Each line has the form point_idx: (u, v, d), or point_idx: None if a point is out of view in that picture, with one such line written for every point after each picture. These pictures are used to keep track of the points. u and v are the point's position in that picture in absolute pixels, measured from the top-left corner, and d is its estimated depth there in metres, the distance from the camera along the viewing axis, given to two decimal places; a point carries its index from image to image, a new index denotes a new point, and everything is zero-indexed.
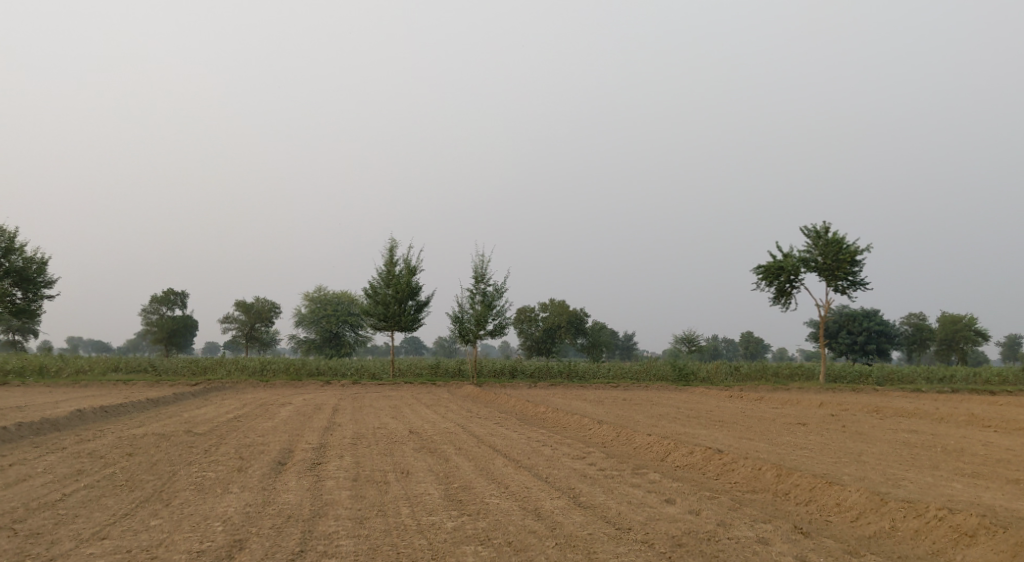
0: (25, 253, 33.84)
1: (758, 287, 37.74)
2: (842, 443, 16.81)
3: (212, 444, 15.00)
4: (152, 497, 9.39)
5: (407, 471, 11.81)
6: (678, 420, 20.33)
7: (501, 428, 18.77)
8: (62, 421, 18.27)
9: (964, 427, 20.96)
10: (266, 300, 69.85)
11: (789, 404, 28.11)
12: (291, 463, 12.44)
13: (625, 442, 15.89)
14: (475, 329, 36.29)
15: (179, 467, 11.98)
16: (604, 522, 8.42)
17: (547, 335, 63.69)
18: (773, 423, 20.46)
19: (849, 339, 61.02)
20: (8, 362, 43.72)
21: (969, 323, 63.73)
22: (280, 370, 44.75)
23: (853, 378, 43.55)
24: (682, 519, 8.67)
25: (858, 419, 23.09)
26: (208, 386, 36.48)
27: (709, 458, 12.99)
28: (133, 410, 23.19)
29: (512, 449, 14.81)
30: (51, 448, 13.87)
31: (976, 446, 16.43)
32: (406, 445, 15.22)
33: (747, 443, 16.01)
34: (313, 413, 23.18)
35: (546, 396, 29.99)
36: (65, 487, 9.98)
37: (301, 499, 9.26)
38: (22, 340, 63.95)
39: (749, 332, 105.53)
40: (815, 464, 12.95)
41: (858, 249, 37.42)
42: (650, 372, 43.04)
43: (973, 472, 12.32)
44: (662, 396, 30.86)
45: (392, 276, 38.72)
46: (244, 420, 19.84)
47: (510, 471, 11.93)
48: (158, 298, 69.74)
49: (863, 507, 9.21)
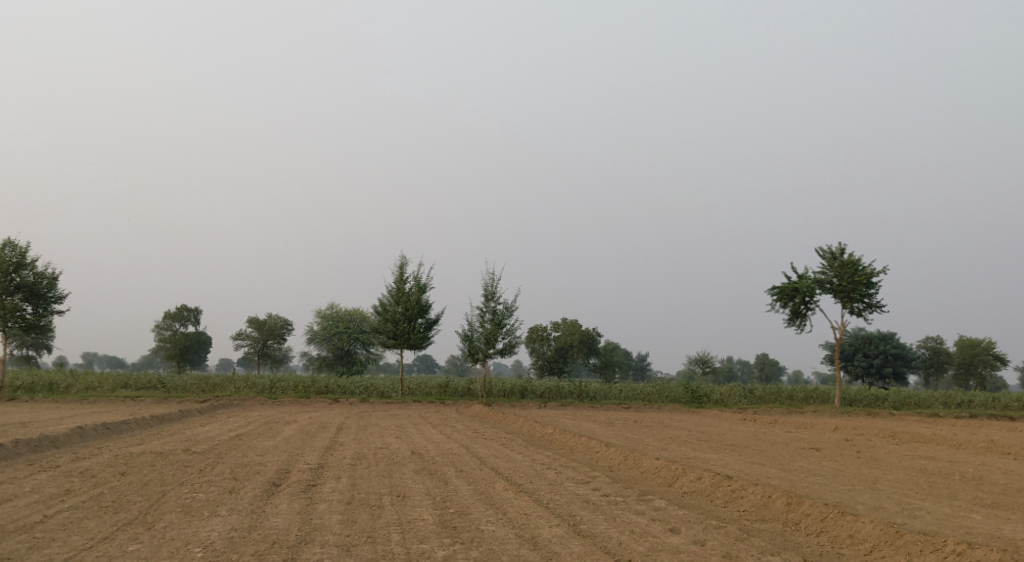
0: (36, 268, 33.81)
1: (772, 308, 37.19)
2: (857, 469, 16.29)
3: (208, 464, 14.70)
4: (135, 521, 9.09)
5: (404, 494, 11.45)
6: (688, 443, 19.84)
7: (506, 450, 18.37)
8: (61, 438, 18.04)
9: (983, 454, 20.37)
10: (279, 316, 69.75)
11: (803, 428, 27.53)
12: (286, 484, 12.11)
13: (632, 466, 15.45)
14: (485, 348, 35.94)
15: (171, 488, 11.69)
16: (602, 553, 8.02)
17: (559, 355, 63.23)
18: (785, 448, 19.95)
19: (864, 362, 60.21)
20: (18, 378, 43.68)
21: (988, 347, 62.71)
22: (289, 387, 44.47)
23: (869, 402, 42.82)
24: (686, 550, 8.25)
25: (873, 445, 22.52)
26: (215, 404, 36.21)
27: (718, 485, 12.54)
28: (136, 426, 22.97)
29: (515, 471, 14.42)
30: (44, 466, 13.62)
31: (996, 474, 15.87)
32: (406, 466, 14.86)
33: (758, 468, 15.52)
34: (317, 431, 22.87)
35: (554, 416, 29.54)
36: (49, 508, 9.70)
37: (289, 523, 8.94)
38: (36, 355, 64.08)
39: (764, 354, 104.57)
40: (828, 492, 12.48)
41: (874, 270, 36.86)
42: (662, 393, 42.45)
43: (993, 503, 11.81)
44: (674, 418, 30.37)
45: (402, 293, 38.45)
46: (246, 439, 19.53)
47: (510, 496, 11.54)
48: (171, 314, 69.80)
49: (877, 539, 8.74)
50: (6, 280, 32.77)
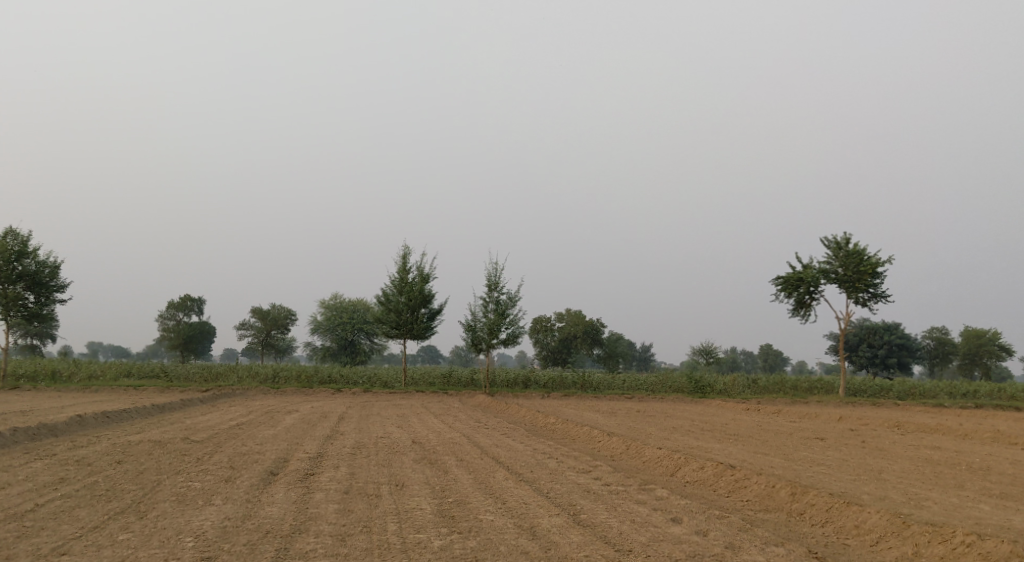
0: (38, 257, 33.68)
1: (777, 298, 36.91)
2: (862, 459, 16.11)
3: (207, 452, 14.56)
4: (128, 509, 8.98)
5: (403, 483, 11.30)
6: (691, 433, 19.66)
7: (507, 439, 18.23)
8: (60, 427, 17.94)
9: (989, 444, 20.16)
10: (282, 307, 69.63)
11: (807, 418, 27.36)
12: (283, 473, 11.99)
13: (634, 456, 15.28)
14: (488, 338, 35.78)
15: (167, 476, 11.56)
16: (603, 543, 7.84)
17: (563, 345, 63.09)
18: (789, 438, 19.76)
19: (869, 352, 59.96)
20: (21, 367, 43.69)
21: (993, 337, 62.38)
22: (292, 377, 44.39)
23: (873, 392, 42.61)
24: (689, 541, 8.07)
25: (878, 435, 22.34)
26: (217, 393, 36.13)
27: (721, 474, 12.37)
28: (136, 415, 22.87)
29: (516, 460, 14.27)
30: (40, 455, 13.52)
31: (1004, 465, 15.67)
32: (406, 455, 14.70)
33: (762, 458, 15.34)
34: (318, 421, 22.75)
35: (557, 406, 29.42)
36: (42, 497, 9.62)
37: (283, 512, 8.79)
38: (39, 345, 64.13)
39: (768, 344, 104.33)
40: (833, 482, 12.30)
41: (879, 260, 36.56)
42: (666, 383, 42.31)
43: (1001, 493, 11.63)
44: (677, 408, 30.24)
45: (405, 283, 38.27)
46: (246, 428, 19.42)
47: (510, 485, 11.38)
48: (175, 304, 69.79)
49: (884, 530, 8.56)
50: (8, 269, 32.65)
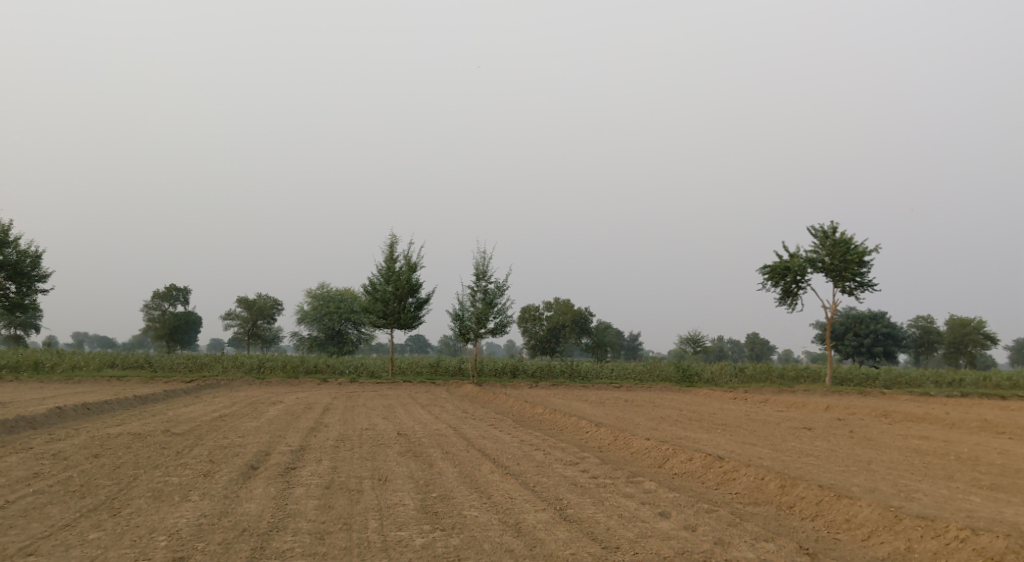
0: (19, 247, 33.12)
1: (764, 287, 36.87)
2: (851, 449, 16.04)
3: (188, 446, 14.25)
4: (101, 506, 8.71)
5: (387, 477, 11.08)
6: (679, 423, 19.50)
7: (494, 431, 18.01)
8: (38, 419, 17.58)
9: (976, 433, 20.12)
10: (269, 296, 69.09)
11: (794, 407, 27.34)
12: (264, 467, 11.72)
13: (622, 447, 15.12)
14: (476, 328, 35.54)
15: (145, 471, 11.27)
16: (589, 540, 7.66)
17: (551, 334, 62.95)
18: (777, 427, 19.67)
19: (855, 341, 60.17)
20: (3, 357, 43.13)
21: (979, 326, 62.73)
22: (278, 367, 44.05)
23: (860, 380, 42.72)
24: (678, 537, 7.89)
25: (865, 424, 22.29)
26: (202, 383, 35.76)
27: (710, 466, 12.20)
28: (118, 406, 22.53)
29: (502, 453, 14.07)
30: (15, 448, 13.20)
31: (993, 455, 15.63)
32: (390, 448, 14.48)
33: (750, 449, 15.20)
34: (303, 412, 22.47)
35: (545, 396, 29.25)
36: (13, 493, 9.32)
37: (262, 509, 8.56)
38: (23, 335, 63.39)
39: (754, 333, 104.70)
40: (824, 474, 12.18)
41: (866, 249, 36.54)
42: (654, 372, 42.26)
43: (992, 484, 11.57)
44: (664, 398, 30.15)
45: (392, 273, 37.96)
46: (228, 420, 19.11)
47: (496, 478, 11.18)
48: (160, 294, 69.11)
49: (875, 524, 8.41)
50: None
